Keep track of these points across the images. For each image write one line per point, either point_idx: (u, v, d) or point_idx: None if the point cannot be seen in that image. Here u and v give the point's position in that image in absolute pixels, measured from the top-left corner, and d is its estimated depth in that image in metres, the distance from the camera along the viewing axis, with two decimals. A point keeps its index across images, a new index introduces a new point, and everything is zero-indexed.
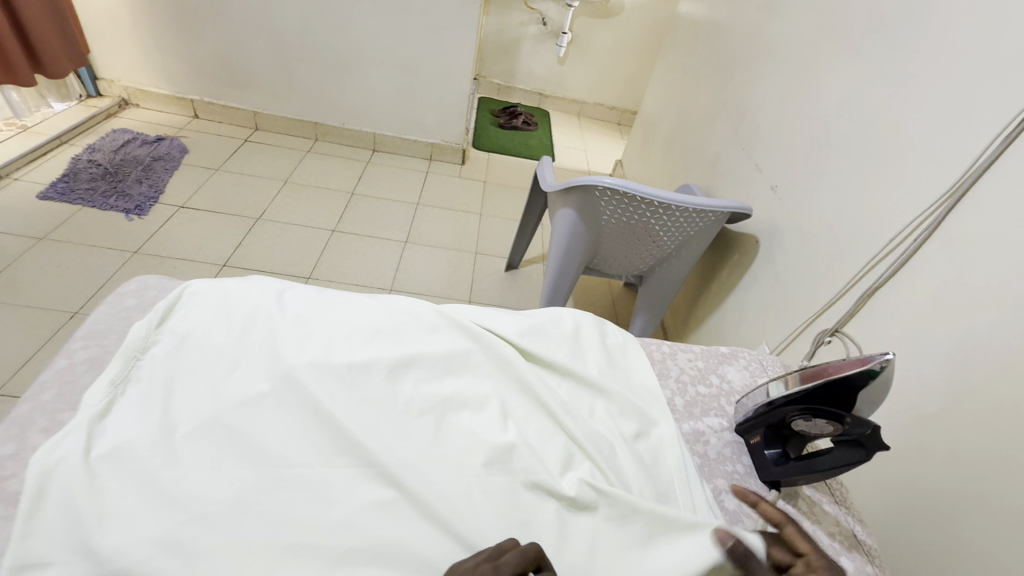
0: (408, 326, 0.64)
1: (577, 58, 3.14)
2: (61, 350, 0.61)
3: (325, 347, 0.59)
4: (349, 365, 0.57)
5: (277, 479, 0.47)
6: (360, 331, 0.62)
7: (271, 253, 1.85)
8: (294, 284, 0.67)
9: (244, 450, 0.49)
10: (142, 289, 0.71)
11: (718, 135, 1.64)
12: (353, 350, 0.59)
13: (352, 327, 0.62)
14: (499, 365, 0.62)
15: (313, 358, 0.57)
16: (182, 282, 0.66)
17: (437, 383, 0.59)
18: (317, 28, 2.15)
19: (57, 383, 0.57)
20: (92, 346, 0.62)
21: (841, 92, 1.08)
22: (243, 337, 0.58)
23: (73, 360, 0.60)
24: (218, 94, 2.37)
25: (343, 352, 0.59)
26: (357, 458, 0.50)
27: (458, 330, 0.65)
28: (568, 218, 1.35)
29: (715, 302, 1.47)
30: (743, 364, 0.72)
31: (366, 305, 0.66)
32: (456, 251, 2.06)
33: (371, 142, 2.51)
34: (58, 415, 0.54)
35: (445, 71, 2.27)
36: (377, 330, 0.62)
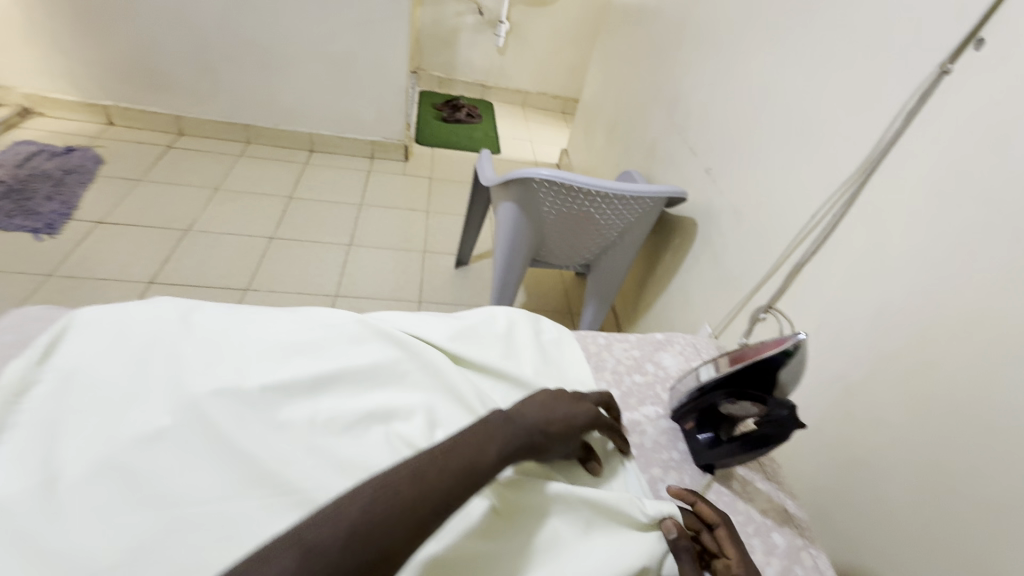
0: (329, 340, 0.61)
1: (517, 48, 3.11)
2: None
3: (237, 371, 0.55)
4: (264, 387, 0.54)
5: (181, 520, 0.43)
6: (277, 349, 0.59)
7: (204, 266, 1.75)
8: (202, 306, 0.62)
9: (143, 492, 0.45)
10: (28, 323, 0.64)
11: (654, 120, 1.66)
12: (269, 371, 0.56)
13: (269, 346, 0.59)
14: (428, 373, 0.61)
15: (222, 384, 0.53)
16: (72, 312, 0.60)
17: (361, 399, 0.57)
18: (238, 24, 2.03)
19: None
20: None
21: (763, 73, 1.11)
22: (142, 368, 0.54)
23: None
24: (133, 98, 2.21)
25: (257, 374, 0.55)
26: (274, 487, 0.47)
27: (384, 340, 0.63)
28: (508, 212, 1.33)
29: (661, 286, 1.49)
30: (678, 349, 0.73)
31: (284, 322, 0.62)
32: (404, 251, 2.01)
33: (308, 143, 2.40)
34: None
35: (380, 65, 2.20)
36: (296, 348, 0.59)
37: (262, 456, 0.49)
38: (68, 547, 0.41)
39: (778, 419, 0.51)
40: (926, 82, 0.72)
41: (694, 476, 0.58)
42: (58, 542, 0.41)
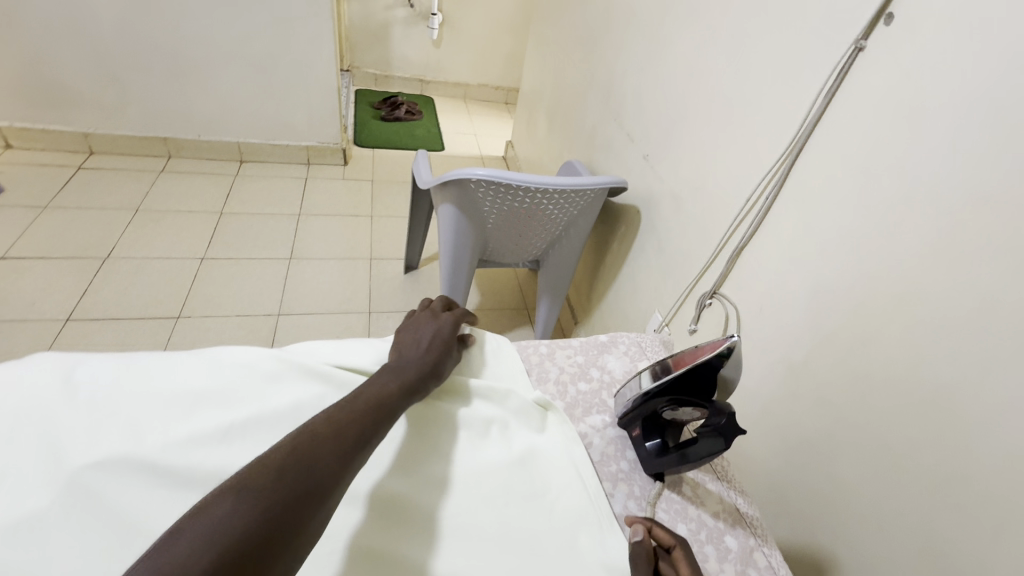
0: (240, 382, 0.56)
1: (452, 40, 3.03)
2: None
3: (133, 433, 0.49)
4: (165, 448, 0.48)
5: None
6: (179, 401, 0.53)
7: (128, 295, 1.61)
8: (87, 359, 0.55)
9: None
10: None
11: (592, 109, 1.64)
12: (172, 429, 0.50)
13: (169, 398, 0.52)
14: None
15: (113, 451, 0.47)
16: None
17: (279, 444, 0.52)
18: (142, 30, 1.88)
19: None
20: None
21: (690, 56, 1.10)
22: (10, 443, 0.46)
23: None
24: (31, 117, 2.01)
25: (157, 434, 0.49)
26: None
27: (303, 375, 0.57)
28: (449, 214, 1.28)
29: (611, 275, 1.48)
30: (622, 350, 0.71)
31: (188, 366, 0.56)
32: (349, 260, 1.92)
33: (237, 152, 2.26)
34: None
35: (306, 65, 2.08)
36: (201, 396, 0.53)
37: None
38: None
39: (718, 427, 0.51)
40: (844, 60, 0.72)
41: (644, 485, 0.56)
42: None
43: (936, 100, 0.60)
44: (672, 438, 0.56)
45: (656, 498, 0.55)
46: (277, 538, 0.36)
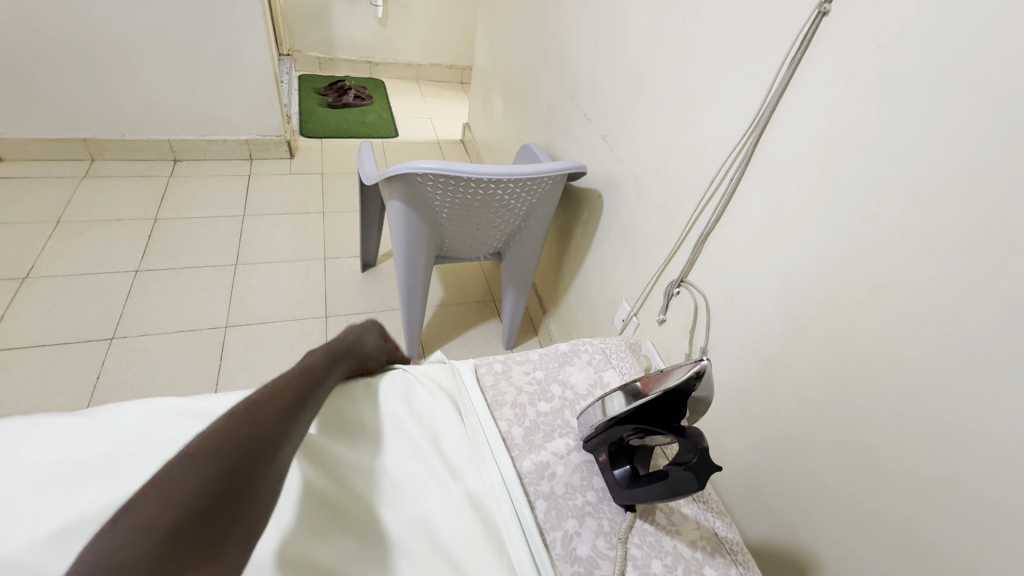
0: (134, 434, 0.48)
1: (398, 17, 2.85)
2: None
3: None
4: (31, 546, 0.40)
5: None
6: (51, 476, 0.44)
7: (54, 318, 1.47)
8: None
9: None
10: None
11: (547, 87, 1.55)
12: (41, 517, 0.42)
13: (39, 477, 0.44)
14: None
15: None
16: None
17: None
18: (42, 19, 1.67)
19: None
20: None
21: (645, 27, 1.02)
22: None
23: None
24: None
25: (22, 527, 0.41)
26: None
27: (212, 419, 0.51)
28: (398, 211, 1.19)
29: (576, 262, 1.42)
30: (585, 360, 0.65)
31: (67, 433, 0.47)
32: (302, 262, 1.80)
33: (169, 151, 2.08)
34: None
35: (237, 52, 1.91)
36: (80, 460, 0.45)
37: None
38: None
39: (690, 465, 0.45)
40: (807, 26, 0.66)
41: (614, 518, 0.50)
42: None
43: (910, 70, 0.55)
44: (641, 466, 0.51)
45: (628, 533, 0.49)
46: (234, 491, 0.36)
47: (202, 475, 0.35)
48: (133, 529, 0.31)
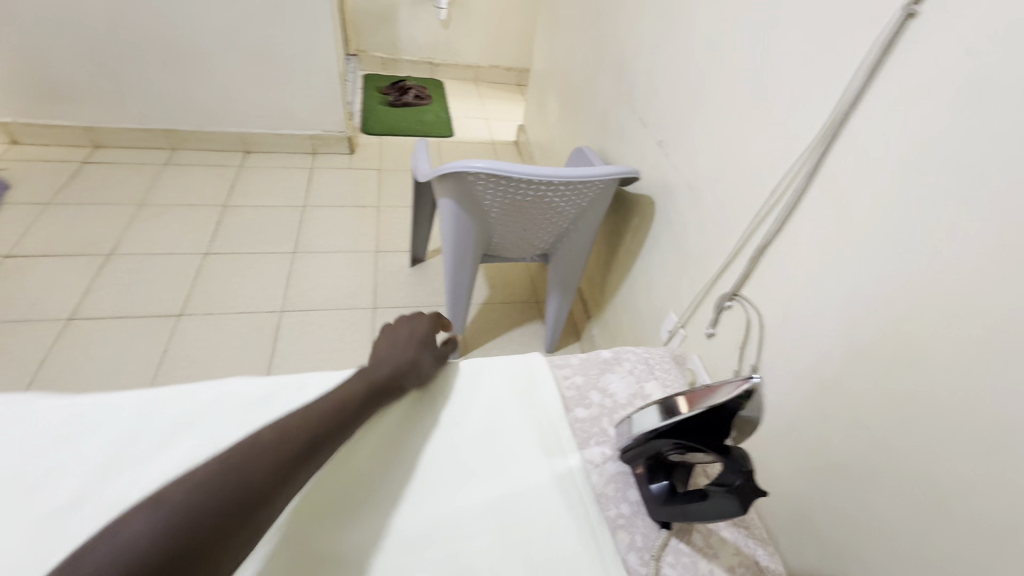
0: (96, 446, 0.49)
1: (461, 19, 2.91)
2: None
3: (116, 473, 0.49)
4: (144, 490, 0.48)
5: None
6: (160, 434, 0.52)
7: (132, 293, 1.59)
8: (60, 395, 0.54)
9: None
10: None
11: (603, 90, 1.53)
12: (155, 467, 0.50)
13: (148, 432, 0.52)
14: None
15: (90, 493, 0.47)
16: None
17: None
18: (139, 19, 1.82)
19: None
20: None
21: (710, 30, 0.99)
22: None
23: None
24: (36, 112, 1.98)
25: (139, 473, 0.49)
26: None
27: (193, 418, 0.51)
28: (449, 209, 1.21)
29: (624, 269, 1.39)
30: (627, 369, 0.63)
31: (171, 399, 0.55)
32: (355, 253, 1.87)
33: (242, 144, 2.21)
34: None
35: (307, 51, 2.01)
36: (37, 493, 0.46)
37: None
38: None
39: (732, 488, 0.44)
40: (889, 29, 0.61)
41: (648, 534, 0.49)
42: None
43: (1003, 79, 0.50)
44: (680, 483, 0.49)
45: (662, 551, 0.47)
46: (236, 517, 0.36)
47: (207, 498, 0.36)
48: (128, 542, 0.32)
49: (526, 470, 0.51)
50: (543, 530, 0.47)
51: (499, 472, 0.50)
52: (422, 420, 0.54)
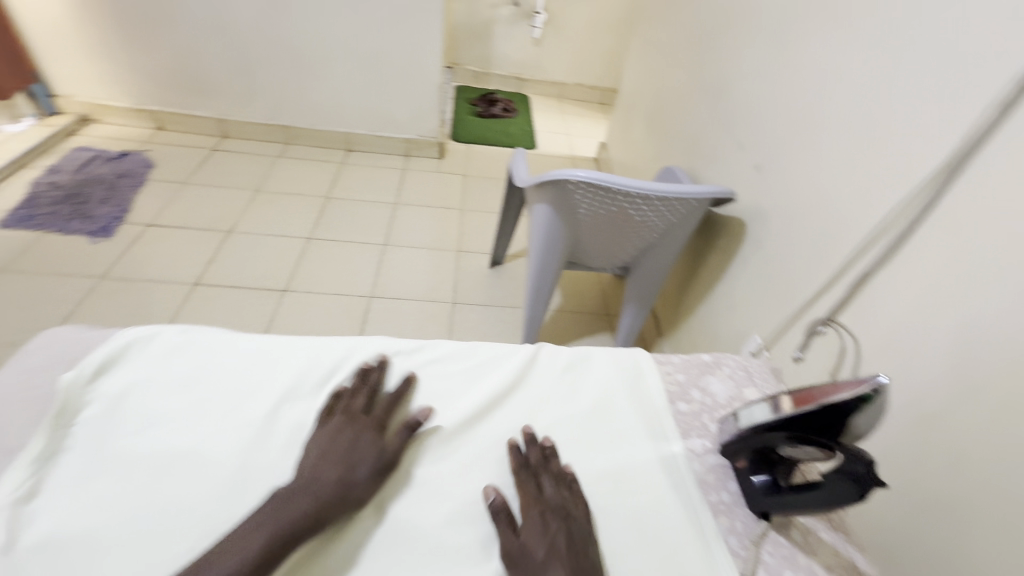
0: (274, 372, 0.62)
1: (553, 38, 3.02)
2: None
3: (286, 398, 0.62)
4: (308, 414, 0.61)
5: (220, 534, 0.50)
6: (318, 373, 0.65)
7: (246, 267, 1.78)
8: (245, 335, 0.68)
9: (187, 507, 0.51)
10: (57, 344, 0.64)
11: (698, 113, 1.56)
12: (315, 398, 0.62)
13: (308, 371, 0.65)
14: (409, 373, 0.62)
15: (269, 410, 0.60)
16: (130, 329, 0.66)
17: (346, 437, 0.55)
18: (274, 27, 2.04)
19: None
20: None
21: (823, 61, 1.00)
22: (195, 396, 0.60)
23: None
24: (179, 103, 2.26)
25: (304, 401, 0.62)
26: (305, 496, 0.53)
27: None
28: (543, 214, 1.28)
29: (704, 289, 1.41)
30: (727, 373, 0.66)
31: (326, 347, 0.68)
32: (438, 251, 1.99)
33: (345, 142, 2.41)
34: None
35: (414, 62, 2.17)
36: (237, 405, 0.60)
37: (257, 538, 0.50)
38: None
39: (853, 477, 0.45)
40: None
41: (747, 523, 0.52)
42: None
43: None
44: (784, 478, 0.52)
45: (760, 539, 0.50)
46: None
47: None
48: None
49: (635, 449, 0.56)
50: (652, 500, 0.52)
51: (610, 447, 0.56)
52: (544, 393, 0.60)
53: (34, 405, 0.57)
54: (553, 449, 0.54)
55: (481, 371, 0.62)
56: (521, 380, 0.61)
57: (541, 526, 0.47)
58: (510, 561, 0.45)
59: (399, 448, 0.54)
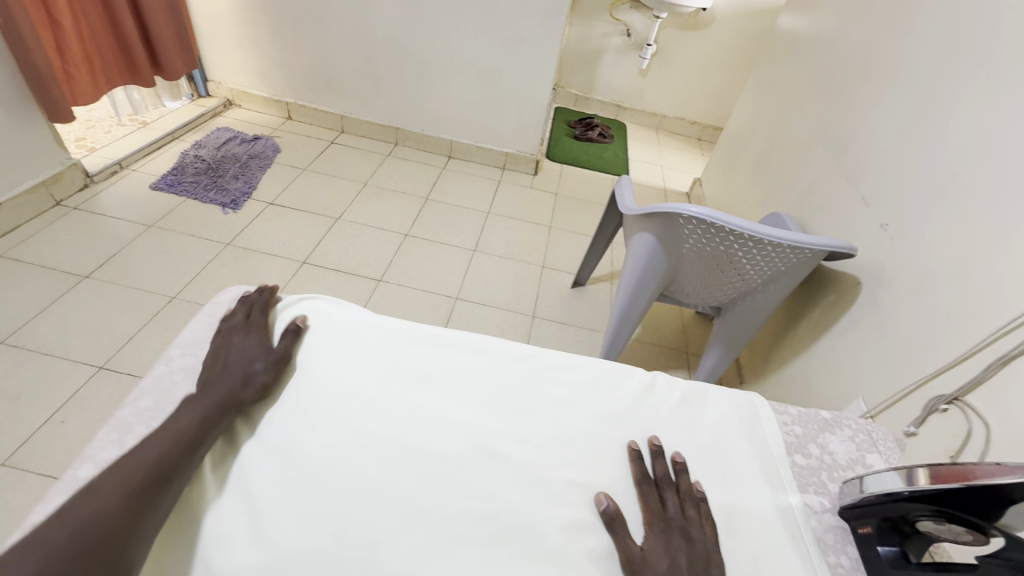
0: (407, 350, 0.65)
1: (660, 70, 3.03)
2: (161, 358, 0.62)
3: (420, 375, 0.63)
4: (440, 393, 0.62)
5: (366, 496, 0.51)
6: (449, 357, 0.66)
7: (349, 253, 1.91)
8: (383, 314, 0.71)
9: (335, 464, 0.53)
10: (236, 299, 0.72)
11: (818, 162, 1.51)
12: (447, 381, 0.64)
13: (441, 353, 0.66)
14: (532, 376, 0.63)
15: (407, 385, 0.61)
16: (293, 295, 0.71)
17: (476, 427, 0.57)
18: (404, 38, 2.20)
19: (155, 391, 0.58)
20: (189, 354, 0.64)
21: (979, 124, 0.94)
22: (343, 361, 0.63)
23: (172, 367, 0.61)
24: (309, 98, 2.48)
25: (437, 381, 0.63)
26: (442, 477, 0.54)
27: (476, 349, 0.65)
28: (646, 243, 1.30)
29: (802, 343, 1.35)
30: (848, 434, 0.64)
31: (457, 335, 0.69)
32: (524, 263, 2.04)
33: (448, 149, 2.54)
34: (154, 423, 0.55)
35: (526, 81, 2.26)
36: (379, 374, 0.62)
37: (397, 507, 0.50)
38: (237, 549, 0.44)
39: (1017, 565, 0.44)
40: None
41: None
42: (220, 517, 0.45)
43: None
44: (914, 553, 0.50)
45: None
46: (147, 514, 0.46)
47: (103, 516, 0.44)
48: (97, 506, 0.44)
49: (751, 493, 0.56)
50: (768, 548, 0.51)
51: (726, 486, 0.56)
52: (665, 421, 0.61)
53: None
54: (683, 466, 0.56)
55: (600, 386, 0.63)
56: (639, 403, 0.62)
57: (665, 543, 0.49)
58: (632, 570, 0.47)
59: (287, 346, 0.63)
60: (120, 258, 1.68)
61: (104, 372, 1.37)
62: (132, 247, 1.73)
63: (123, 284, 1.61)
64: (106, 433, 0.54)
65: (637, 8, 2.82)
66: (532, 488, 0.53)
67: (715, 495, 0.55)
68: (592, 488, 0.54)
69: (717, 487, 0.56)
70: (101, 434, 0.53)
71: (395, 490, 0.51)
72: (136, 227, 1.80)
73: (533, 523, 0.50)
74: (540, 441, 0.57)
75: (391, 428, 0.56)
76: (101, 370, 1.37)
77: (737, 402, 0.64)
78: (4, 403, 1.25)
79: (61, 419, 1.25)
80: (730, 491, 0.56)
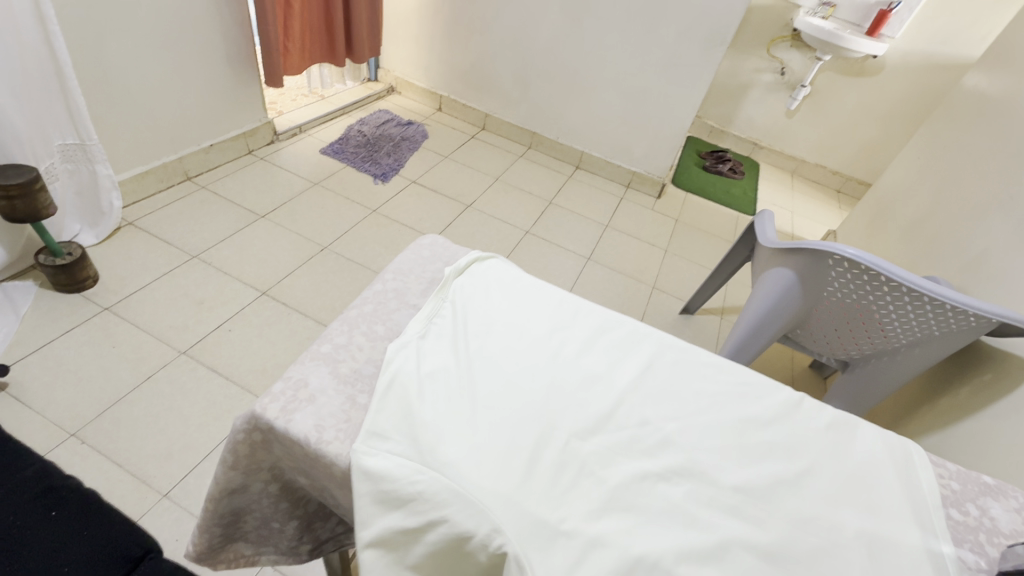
0: (571, 314, 0.70)
1: (810, 113, 2.90)
2: (378, 277, 0.73)
3: (586, 343, 0.66)
4: (606, 363, 0.64)
5: (536, 427, 0.55)
6: (616, 335, 0.68)
7: (475, 238, 2.05)
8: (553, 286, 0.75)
9: (510, 394, 0.57)
10: (433, 246, 0.82)
11: (993, 231, 1.38)
12: (612, 353, 0.66)
13: (606, 330, 0.69)
14: (683, 365, 0.67)
15: (576, 350, 0.65)
16: (479, 251, 0.79)
17: (634, 400, 0.61)
18: (561, 49, 2.32)
19: (375, 300, 0.70)
20: (398, 280, 0.74)
21: None
22: (521, 312, 0.68)
23: (386, 287, 0.72)
24: (461, 93, 2.69)
25: (601, 350, 0.66)
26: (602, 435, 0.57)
27: (633, 330, 0.70)
28: (783, 278, 1.28)
29: (938, 421, 1.23)
30: (1013, 506, 0.60)
31: (621, 318, 0.72)
32: (635, 281, 2.05)
33: (577, 159, 2.62)
34: (373, 325, 0.66)
35: (670, 105, 2.28)
36: (552, 334, 0.66)
37: (562, 447, 0.54)
38: (427, 434, 0.52)
39: None
40: None
41: None
42: (417, 407, 0.54)
43: None
44: None
45: None
46: None
47: None
48: None
49: (902, 530, 0.54)
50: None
51: (873, 517, 0.55)
52: (814, 438, 0.61)
53: (418, 280, 0.75)
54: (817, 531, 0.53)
55: (748, 392, 0.65)
56: (787, 416, 0.63)
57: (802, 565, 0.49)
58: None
59: (463, 312, 0.67)
60: (289, 207, 1.95)
61: (265, 297, 1.59)
62: (299, 199, 1.99)
63: (288, 228, 1.86)
64: (340, 324, 0.65)
65: (798, 47, 2.73)
66: (681, 456, 0.56)
67: (860, 523, 0.54)
68: (740, 482, 0.55)
69: (864, 514, 0.55)
70: (335, 324, 0.65)
71: (560, 430, 0.56)
72: (304, 183, 2.08)
73: (680, 496, 0.53)
74: (693, 425, 0.60)
75: (556, 379, 0.60)
76: (263, 296, 1.59)
77: (891, 441, 0.63)
78: (190, 305, 1.51)
79: (229, 327, 1.48)
80: (878, 523, 0.55)
